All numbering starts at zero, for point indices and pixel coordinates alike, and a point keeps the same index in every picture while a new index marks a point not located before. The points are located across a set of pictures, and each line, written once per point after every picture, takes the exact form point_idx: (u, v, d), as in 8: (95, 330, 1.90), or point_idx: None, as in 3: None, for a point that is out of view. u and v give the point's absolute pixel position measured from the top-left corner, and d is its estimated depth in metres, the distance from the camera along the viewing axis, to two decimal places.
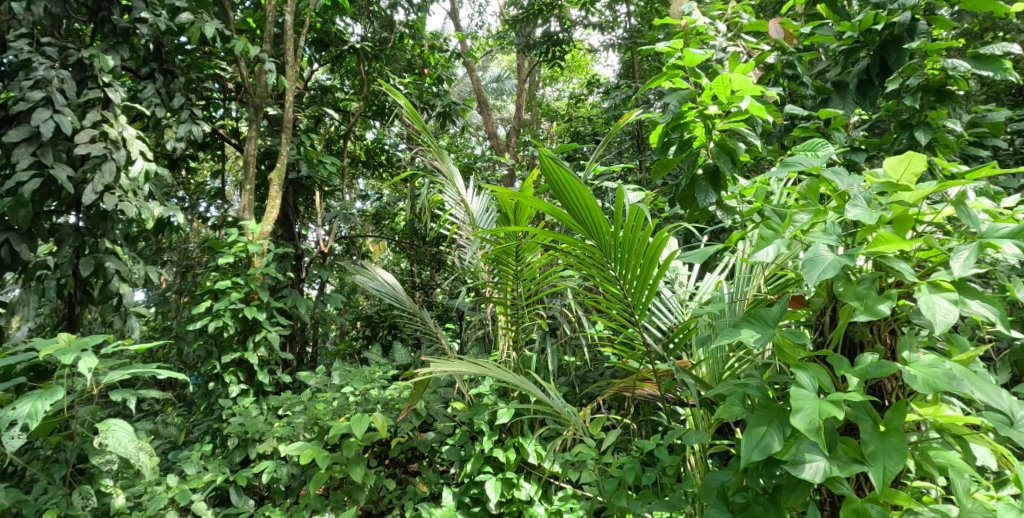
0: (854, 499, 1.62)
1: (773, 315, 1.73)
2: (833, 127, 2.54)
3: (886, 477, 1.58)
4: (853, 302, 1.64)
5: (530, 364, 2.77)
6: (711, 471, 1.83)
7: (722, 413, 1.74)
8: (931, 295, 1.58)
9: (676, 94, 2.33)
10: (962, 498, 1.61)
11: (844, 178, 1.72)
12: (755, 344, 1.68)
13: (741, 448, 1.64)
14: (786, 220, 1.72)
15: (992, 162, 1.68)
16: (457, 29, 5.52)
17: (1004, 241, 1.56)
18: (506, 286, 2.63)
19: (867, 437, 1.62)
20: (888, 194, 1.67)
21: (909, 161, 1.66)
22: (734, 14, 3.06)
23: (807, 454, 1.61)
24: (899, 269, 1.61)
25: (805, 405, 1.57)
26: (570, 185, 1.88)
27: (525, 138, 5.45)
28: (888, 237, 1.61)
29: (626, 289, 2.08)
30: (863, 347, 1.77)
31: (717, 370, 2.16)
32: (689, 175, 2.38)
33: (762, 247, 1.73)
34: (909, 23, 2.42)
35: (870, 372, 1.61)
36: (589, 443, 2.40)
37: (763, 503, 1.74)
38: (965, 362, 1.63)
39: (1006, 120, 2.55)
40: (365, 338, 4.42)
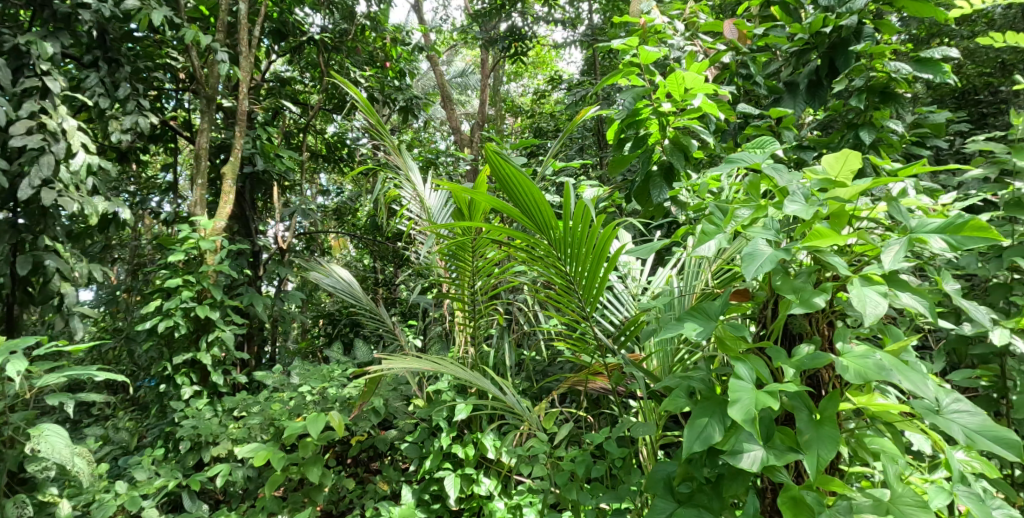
0: (792, 487, 1.65)
1: (715, 309, 1.78)
2: (784, 126, 2.60)
3: (820, 465, 1.61)
4: (790, 296, 1.68)
5: (488, 360, 2.76)
6: (658, 462, 1.85)
7: (667, 405, 1.77)
8: (863, 288, 1.63)
9: (632, 91, 2.41)
10: (893, 482, 1.65)
11: (783, 174, 1.74)
12: (697, 337, 1.72)
13: (683, 439, 1.67)
14: (728, 215, 1.75)
15: (925, 160, 1.73)
16: (420, 22, 5.50)
17: (932, 237, 1.61)
18: (463, 282, 2.61)
19: (803, 426, 1.65)
20: (826, 190, 1.71)
21: (846, 158, 1.71)
22: (693, 15, 3.10)
23: (744, 444, 1.65)
24: (833, 264, 1.66)
25: (743, 396, 1.60)
26: (517, 181, 1.89)
27: (489, 133, 5.42)
28: (824, 233, 1.64)
29: (577, 283, 2.09)
30: (802, 338, 1.81)
31: (667, 363, 2.17)
32: (645, 171, 2.45)
33: (704, 242, 1.75)
34: (855, 26, 2.49)
35: (806, 363, 1.66)
36: (543, 437, 2.39)
37: (706, 493, 1.77)
38: (896, 354, 1.68)
39: (946, 121, 2.63)
40: (328, 336, 4.36)
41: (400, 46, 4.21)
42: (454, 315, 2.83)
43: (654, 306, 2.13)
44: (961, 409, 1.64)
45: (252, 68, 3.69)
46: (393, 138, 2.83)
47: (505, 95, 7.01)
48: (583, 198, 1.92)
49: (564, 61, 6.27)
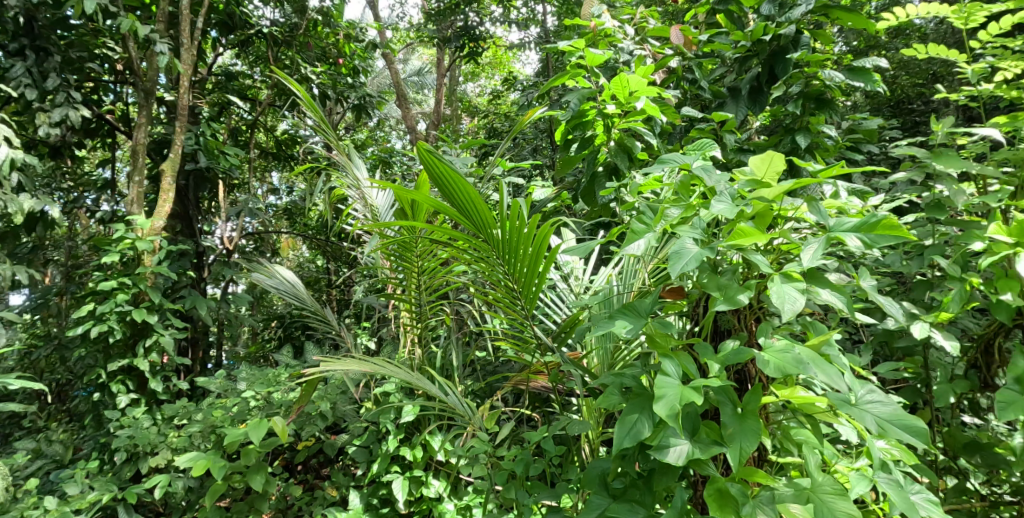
0: (717, 479, 1.69)
1: (646, 306, 1.81)
2: (725, 129, 2.66)
3: (743, 457, 1.65)
4: (715, 293, 1.73)
5: (435, 362, 2.75)
6: (594, 459, 1.89)
7: (600, 402, 1.79)
8: (783, 285, 1.68)
9: (577, 93, 2.46)
10: (813, 471, 1.71)
11: (711, 174, 1.78)
12: (627, 334, 1.75)
13: (614, 435, 1.70)
14: (657, 215, 1.77)
15: (844, 162, 1.79)
16: (375, 19, 5.45)
17: (848, 235, 1.67)
18: (409, 282, 2.59)
19: (727, 420, 1.69)
20: (752, 190, 1.76)
21: (771, 160, 1.76)
22: (643, 19, 3.19)
23: (671, 438, 1.69)
24: (756, 262, 1.71)
25: (668, 392, 1.64)
26: (452, 179, 1.88)
27: (444, 132, 5.39)
28: (747, 231, 1.69)
29: (516, 282, 2.10)
30: (729, 334, 1.86)
31: (607, 360, 2.19)
32: (590, 172, 2.49)
33: (633, 240, 1.78)
34: (793, 35, 2.58)
35: (730, 358, 1.70)
36: (484, 437, 2.36)
37: (640, 488, 1.81)
38: (817, 348, 1.73)
39: (879, 128, 2.71)
40: (278, 339, 4.26)
41: (353, 42, 4.14)
42: (399, 316, 2.81)
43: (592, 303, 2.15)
44: (874, 399, 1.71)
45: (197, 61, 3.59)
46: (337, 136, 2.79)
47: (461, 95, 6.99)
48: (519, 200, 1.93)
49: (520, 62, 6.28)
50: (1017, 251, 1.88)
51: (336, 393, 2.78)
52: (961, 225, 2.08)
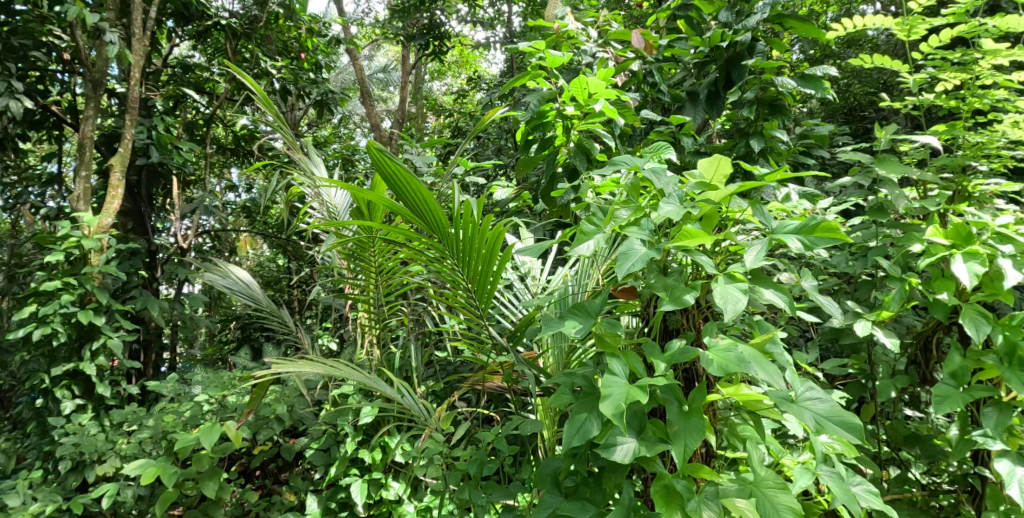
0: (664, 476, 1.72)
1: (596, 307, 1.84)
2: (684, 132, 2.69)
3: (687, 454, 1.68)
4: (662, 293, 1.76)
5: (393, 363, 2.74)
6: (546, 458, 1.90)
7: (551, 401, 1.81)
8: (727, 285, 1.71)
9: (538, 94, 2.48)
10: (755, 467, 1.75)
11: (661, 177, 1.81)
12: (576, 335, 1.77)
13: (563, 434, 1.72)
14: (606, 216, 1.80)
15: (789, 166, 1.84)
16: (339, 15, 5.40)
17: (790, 237, 1.72)
18: (367, 282, 2.58)
19: (673, 417, 1.72)
20: (699, 193, 1.80)
21: (719, 164, 1.79)
22: (607, 23, 3.23)
23: (618, 436, 1.71)
24: (700, 262, 1.75)
25: (614, 392, 1.66)
26: (404, 180, 1.86)
27: (408, 131, 5.35)
28: (693, 233, 1.72)
29: (470, 283, 2.10)
30: (678, 333, 1.89)
31: (562, 360, 2.21)
32: (549, 173, 2.53)
33: (582, 241, 1.81)
34: (749, 42, 2.63)
35: (676, 358, 1.73)
36: (438, 438, 2.36)
37: (590, 485, 1.84)
38: (760, 346, 1.77)
39: (831, 133, 2.77)
40: (236, 341, 4.18)
41: (316, 37, 4.14)
42: (357, 317, 2.79)
43: (547, 302, 2.16)
44: (813, 396, 1.75)
45: (151, 53, 3.50)
46: (292, 132, 2.74)
47: (426, 93, 6.95)
48: (471, 199, 1.93)
49: (486, 61, 6.29)
50: (954, 251, 1.95)
51: (293, 396, 2.74)
52: (902, 228, 2.17)
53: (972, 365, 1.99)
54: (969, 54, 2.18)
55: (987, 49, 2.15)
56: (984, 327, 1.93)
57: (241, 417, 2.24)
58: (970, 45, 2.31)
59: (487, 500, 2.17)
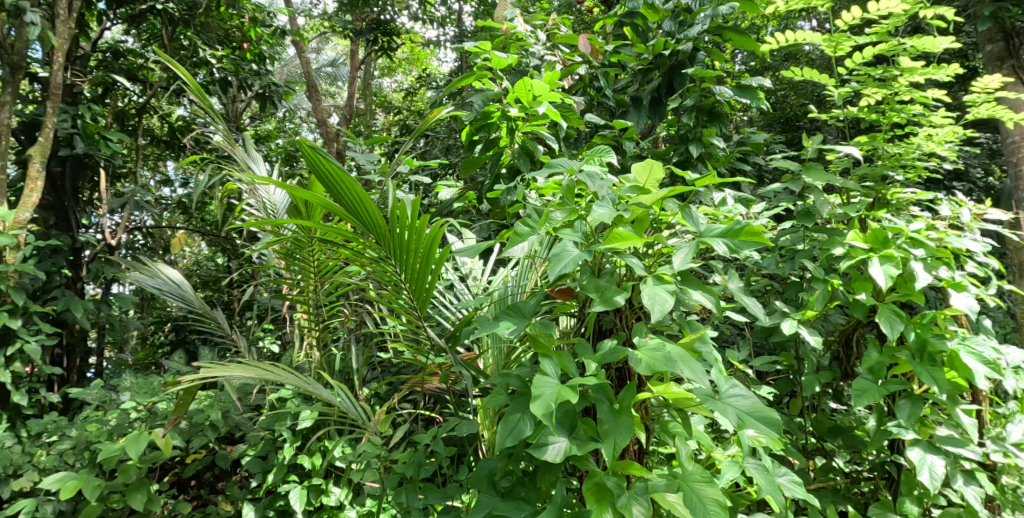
0: (595, 474, 1.76)
1: (529, 307, 1.86)
2: (626, 136, 2.73)
3: (616, 451, 1.71)
4: (593, 294, 1.80)
5: (333, 365, 2.70)
6: (482, 458, 1.91)
7: (487, 402, 1.82)
8: (655, 287, 1.75)
9: (482, 93, 2.47)
10: (683, 462, 1.79)
11: (595, 180, 1.85)
12: (510, 335, 1.79)
13: (497, 435, 1.73)
14: (541, 218, 1.82)
15: (718, 172, 1.89)
16: (286, 5, 5.29)
17: (716, 240, 1.77)
18: (306, 283, 2.54)
19: (603, 416, 1.75)
20: (631, 196, 1.85)
21: (652, 168, 1.84)
22: (556, 26, 3.26)
23: (550, 436, 1.73)
24: (631, 264, 1.78)
25: (545, 392, 1.68)
26: (339, 178, 1.84)
27: (356, 128, 5.27)
28: (624, 235, 1.75)
29: (409, 284, 2.09)
30: (611, 333, 1.93)
31: (501, 360, 2.22)
32: (493, 174, 2.54)
33: (517, 242, 1.83)
34: (690, 52, 2.70)
35: (607, 357, 1.77)
36: (375, 441, 2.34)
37: (526, 485, 1.86)
38: (688, 345, 1.81)
39: (766, 142, 2.84)
40: (169, 345, 4.01)
41: (259, 27, 4.01)
42: (297, 318, 2.75)
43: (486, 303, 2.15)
44: (736, 393, 1.81)
45: (79, 35, 3.34)
46: (226, 126, 2.66)
47: (376, 90, 6.86)
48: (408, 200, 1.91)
49: (437, 58, 6.25)
50: (871, 254, 2.08)
51: (226, 402, 2.66)
52: (826, 232, 2.26)
53: (887, 360, 2.10)
54: (889, 70, 2.29)
55: (904, 67, 2.26)
56: (898, 324, 2.04)
57: (169, 424, 2.16)
58: (889, 62, 2.40)
59: (423, 503, 2.16)
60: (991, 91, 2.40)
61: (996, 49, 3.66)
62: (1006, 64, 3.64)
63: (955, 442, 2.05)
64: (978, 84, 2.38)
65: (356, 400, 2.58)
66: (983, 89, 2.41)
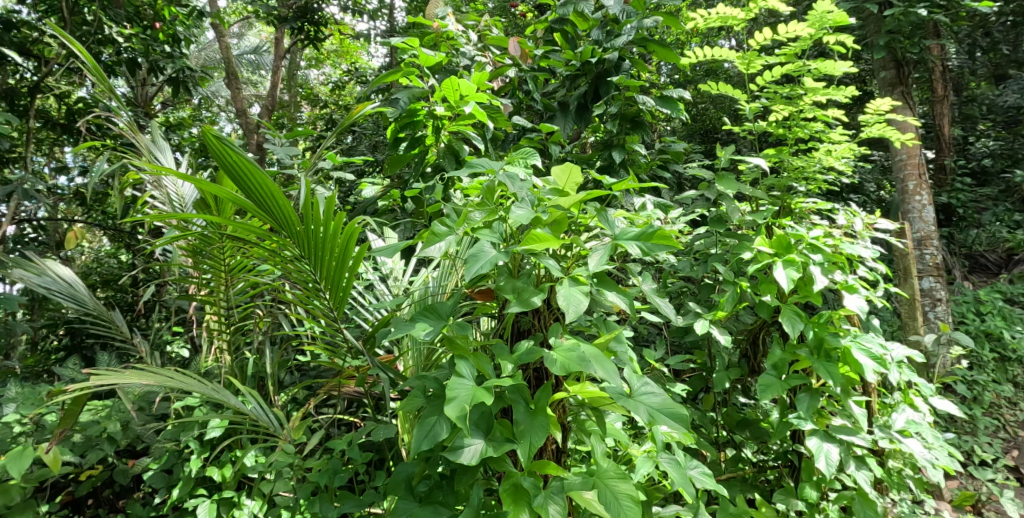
0: (512, 474, 1.77)
1: (447, 308, 1.86)
2: (552, 141, 2.79)
3: (531, 451, 1.73)
4: (511, 295, 1.82)
5: (246, 368, 2.61)
6: (399, 463, 1.90)
7: (404, 404, 1.81)
8: (570, 288, 1.79)
9: (409, 91, 2.49)
10: (598, 459, 1.82)
11: (515, 182, 1.86)
12: (426, 337, 1.79)
13: (413, 438, 1.73)
14: (459, 219, 1.83)
15: (635, 177, 1.94)
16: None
17: (630, 244, 1.81)
18: (217, 284, 2.45)
19: (519, 417, 1.76)
20: (550, 198, 1.87)
21: (571, 172, 1.88)
22: (487, 27, 3.27)
23: (465, 438, 1.74)
24: (548, 266, 1.81)
25: (460, 394, 1.69)
26: (247, 170, 1.79)
27: (278, 120, 5.10)
28: (542, 236, 1.78)
29: (325, 284, 2.04)
30: (529, 334, 1.95)
31: (421, 361, 2.21)
32: (418, 172, 2.53)
33: (435, 242, 1.83)
34: (616, 61, 2.76)
35: (523, 358, 1.79)
36: (288, 449, 2.26)
37: (444, 489, 1.86)
38: (603, 345, 1.85)
39: (685, 151, 2.95)
40: (64, 349, 3.47)
41: (174, 7, 3.78)
42: (206, 320, 2.64)
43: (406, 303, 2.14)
44: (648, 391, 1.85)
45: None
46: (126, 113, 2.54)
47: (302, 81, 6.66)
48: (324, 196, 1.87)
49: (366, 52, 6.13)
50: (775, 259, 2.18)
51: (126, 412, 2.54)
52: (737, 237, 2.34)
53: (788, 358, 2.21)
54: (795, 90, 2.42)
55: (808, 87, 2.39)
56: (798, 323, 2.16)
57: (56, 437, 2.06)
58: (796, 83, 2.56)
59: (338, 512, 2.12)
60: (883, 114, 2.62)
61: (888, 76, 4.04)
62: (897, 90, 4.02)
63: (848, 430, 2.18)
64: (871, 107, 2.60)
65: (270, 406, 2.50)
66: (876, 112, 2.63)
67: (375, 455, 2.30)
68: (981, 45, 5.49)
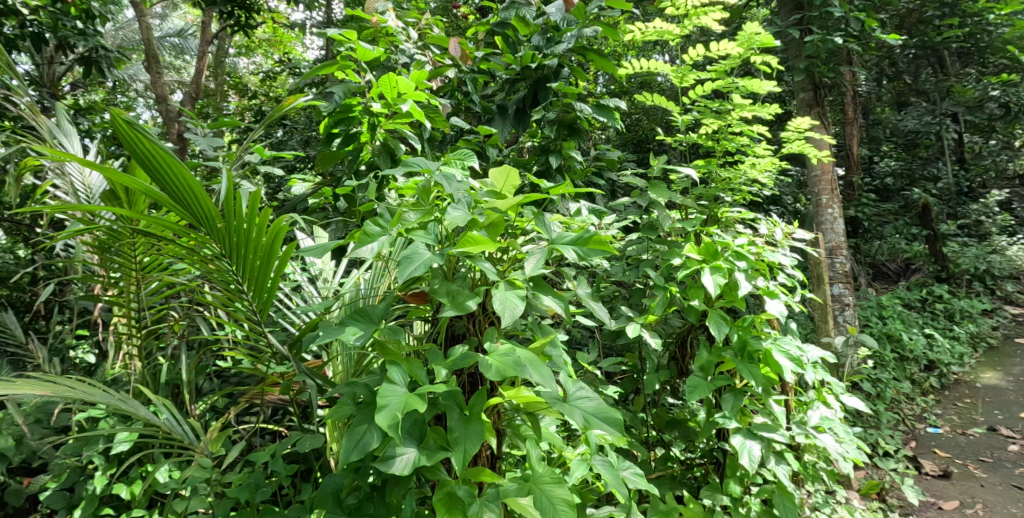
0: (446, 483, 1.71)
1: (379, 311, 1.79)
2: (489, 143, 2.75)
3: (466, 459, 1.67)
4: (445, 298, 1.76)
5: (159, 376, 2.46)
6: (327, 475, 1.81)
7: (332, 413, 1.73)
8: (506, 291, 1.75)
9: (343, 85, 2.45)
10: (534, 464, 1.79)
11: (452, 182, 1.81)
12: (356, 342, 1.71)
13: (341, 449, 1.65)
14: (393, 218, 1.76)
15: (572, 181, 1.92)
16: None
17: (566, 248, 1.79)
18: (126, 285, 2.29)
19: (453, 424, 1.70)
20: (487, 200, 1.81)
21: (508, 175, 1.85)
22: (427, 26, 3.20)
23: (397, 448, 1.67)
24: (483, 269, 1.76)
25: (391, 401, 1.62)
26: (161, 159, 1.68)
27: (202, 109, 4.87)
28: (478, 239, 1.73)
29: (246, 286, 1.94)
30: (464, 338, 1.90)
31: (351, 367, 2.12)
32: (351, 170, 2.45)
33: (366, 243, 1.76)
34: (556, 68, 2.75)
35: (457, 363, 1.73)
36: (205, 463, 2.13)
37: (374, 501, 1.78)
38: (539, 349, 1.81)
39: (619, 159, 2.95)
40: None
41: None
42: (114, 324, 2.47)
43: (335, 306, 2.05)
44: (583, 395, 1.83)
45: None
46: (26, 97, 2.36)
47: (229, 68, 6.41)
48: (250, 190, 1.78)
49: (300, 42, 5.94)
50: (703, 265, 2.19)
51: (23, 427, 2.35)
52: (667, 243, 2.37)
53: (715, 359, 2.23)
54: (724, 105, 2.45)
55: (736, 103, 2.43)
56: (724, 327, 2.17)
57: None
58: (726, 98, 2.60)
59: None
60: (801, 133, 2.68)
61: (807, 97, 4.20)
62: (813, 111, 4.20)
63: (769, 428, 2.22)
64: (792, 125, 2.67)
65: (185, 417, 2.36)
66: (795, 129, 2.68)
67: (301, 466, 2.20)
68: (886, 73, 6.15)
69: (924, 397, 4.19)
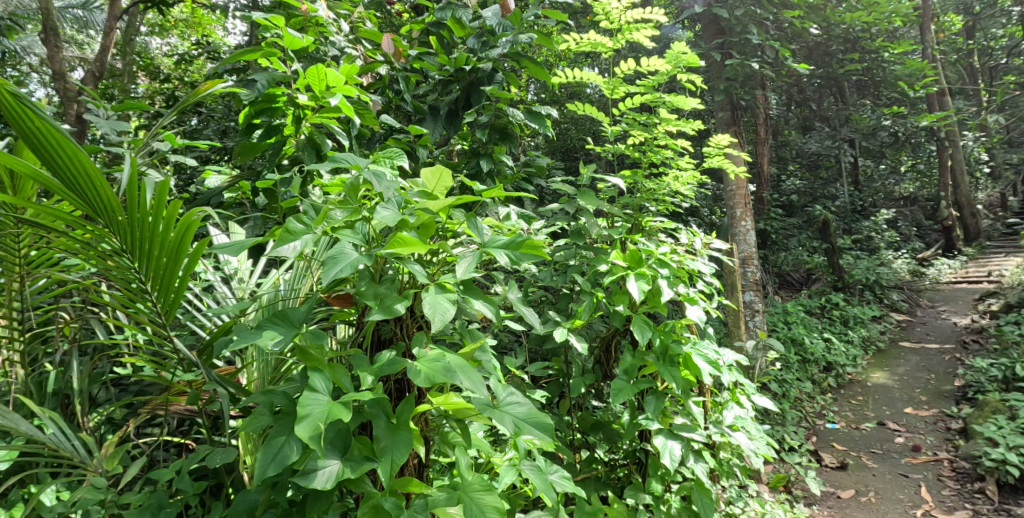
0: (372, 495, 1.61)
1: (299, 315, 1.68)
2: (419, 144, 2.67)
3: (393, 469, 1.58)
4: (371, 302, 1.67)
5: (46, 386, 2.23)
6: (240, 492, 1.69)
7: (246, 424, 1.61)
8: (436, 295, 1.67)
9: (268, 74, 2.24)
10: (463, 472, 1.71)
11: (381, 180, 1.72)
12: (274, 347, 1.60)
13: (255, 464, 1.53)
14: (318, 216, 1.65)
15: (505, 184, 1.86)
16: None
17: (498, 251, 1.73)
18: (9, 283, 2.08)
19: (380, 433, 1.61)
20: (418, 200, 1.73)
21: (441, 175, 1.77)
22: (360, 19, 3.07)
23: (318, 461, 1.57)
24: (412, 271, 1.68)
25: (312, 411, 1.52)
26: (52, 138, 1.53)
27: (107, 90, 4.57)
28: (408, 240, 1.65)
29: (148, 285, 1.78)
30: (390, 344, 1.81)
31: (268, 374, 1.99)
32: (272, 163, 2.32)
33: (288, 241, 1.64)
34: (490, 71, 2.66)
35: (384, 369, 1.64)
36: (99, 482, 1.95)
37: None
38: (468, 354, 1.74)
39: (548, 166, 2.92)
40: None
41: None
42: None
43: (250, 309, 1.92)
44: (513, 401, 1.76)
45: None
46: None
47: (140, 47, 6.05)
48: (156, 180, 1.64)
49: (223, 26, 5.68)
50: (628, 272, 2.17)
51: None
52: (593, 250, 2.34)
53: (638, 363, 2.21)
54: (651, 119, 2.44)
55: (661, 118, 2.41)
56: (646, 331, 2.16)
57: None
58: (652, 113, 2.60)
59: None
60: (722, 148, 2.70)
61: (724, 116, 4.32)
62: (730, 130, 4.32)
63: (688, 427, 2.21)
64: (713, 140, 2.68)
65: (77, 431, 2.16)
66: (717, 146, 2.72)
67: (211, 480, 2.05)
68: (795, 99, 7.43)
69: (823, 396, 4.34)
